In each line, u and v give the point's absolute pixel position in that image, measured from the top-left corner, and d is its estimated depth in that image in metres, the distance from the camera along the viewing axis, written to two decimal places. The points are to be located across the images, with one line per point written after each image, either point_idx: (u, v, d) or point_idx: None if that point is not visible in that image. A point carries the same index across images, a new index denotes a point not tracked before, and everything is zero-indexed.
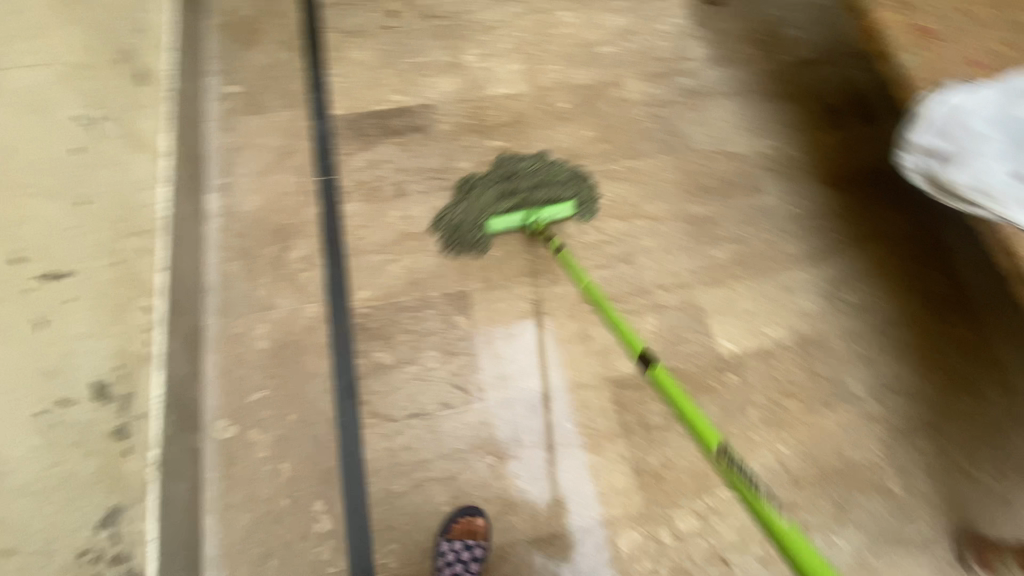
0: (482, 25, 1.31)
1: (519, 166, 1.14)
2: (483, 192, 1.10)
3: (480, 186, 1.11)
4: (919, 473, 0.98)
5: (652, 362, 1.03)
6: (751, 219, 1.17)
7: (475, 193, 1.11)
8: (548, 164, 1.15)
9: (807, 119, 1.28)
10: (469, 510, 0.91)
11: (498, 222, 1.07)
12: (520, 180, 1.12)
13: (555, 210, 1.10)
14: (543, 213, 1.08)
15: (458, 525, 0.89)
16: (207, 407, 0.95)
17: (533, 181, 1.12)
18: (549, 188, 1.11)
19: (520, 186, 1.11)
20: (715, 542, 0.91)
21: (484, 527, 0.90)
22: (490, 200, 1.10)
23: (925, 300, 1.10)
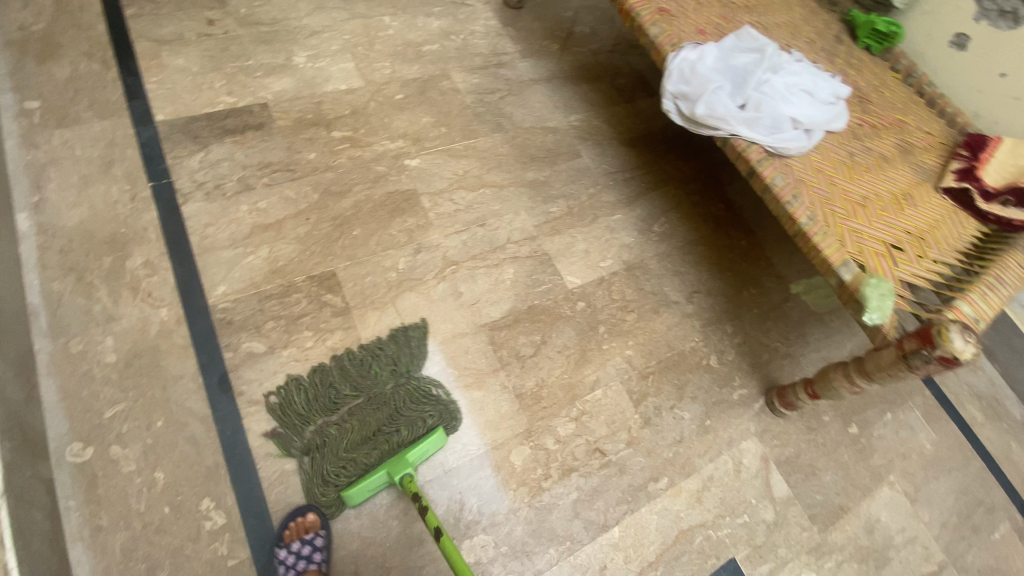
0: (306, 30, 1.37)
1: (370, 397, 1.00)
2: (331, 437, 0.94)
3: (331, 412, 0.97)
4: (731, 350, 1.24)
5: (514, 304, 1.16)
6: (575, 178, 1.38)
7: (371, 408, 0.99)
8: (417, 385, 1.03)
9: (606, 95, 1.56)
10: (297, 511, 0.89)
11: (356, 488, 0.89)
12: (366, 411, 0.98)
13: (428, 443, 0.95)
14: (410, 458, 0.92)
15: (290, 529, 0.87)
16: (51, 435, 0.85)
17: (374, 403, 1.00)
18: (418, 408, 1.00)
19: (366, 412, 0.98)
20: (591, 438, 1.06)
21: (317, 519, 0.88)
22: (345, 433, 0.95)
23: (711, 223, 1.41)
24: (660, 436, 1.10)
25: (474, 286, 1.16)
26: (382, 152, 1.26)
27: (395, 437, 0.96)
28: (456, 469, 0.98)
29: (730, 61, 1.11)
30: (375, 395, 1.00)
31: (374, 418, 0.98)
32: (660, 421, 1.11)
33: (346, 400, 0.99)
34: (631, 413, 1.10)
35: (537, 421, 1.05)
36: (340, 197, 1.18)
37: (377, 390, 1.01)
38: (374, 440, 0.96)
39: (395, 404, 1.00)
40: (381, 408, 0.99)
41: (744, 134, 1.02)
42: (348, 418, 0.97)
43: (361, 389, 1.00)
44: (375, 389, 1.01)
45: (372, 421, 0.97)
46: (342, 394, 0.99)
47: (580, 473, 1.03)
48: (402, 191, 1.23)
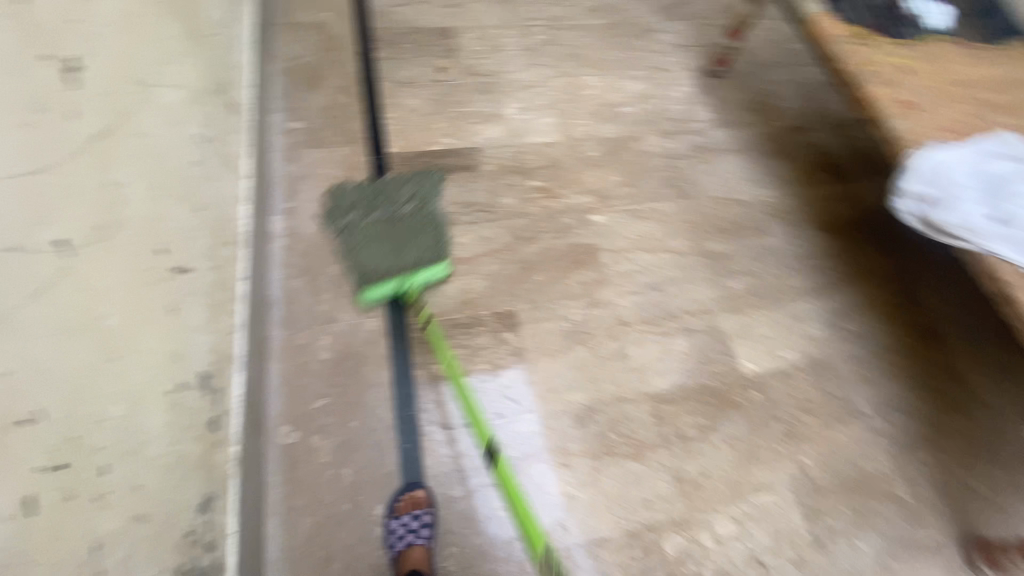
0: (518, 83, 1.49)
1: (403, 211, 1.21)
2: (355, 233, 1.16)
3: (368, 204, 1.20)
4: (925, 484, 1.09)
5: (682, 379, 1.12)
6: (760, 256, 1.31)
7: (409, 217, 1.20)
8: (431, 212, 1.23)
9: (803, 174, 1.48)
10: (410, 486, 0.94)
11: (372, 289, 1.08)
12: (401, 217, 1.19)
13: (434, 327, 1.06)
14: (420, 278, 1.11)
15: (402, 501, 0.92)
16: (271, 414, 0.98)
17: (419, 217, 1.21)
18: (421, 195, 1.24)
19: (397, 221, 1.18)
20: (752, 546, 0.98)
21: (426, 496, 0.93)
22: (387, 232, 1.16)
23: (913, 330, 1.26)
24: (830, 563, 0.99)
25: (644, 352, 1.14)
26: (572, 205, 1.32)
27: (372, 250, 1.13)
28: (607, 539, 0.95)
29: (986, 166, 0.99)
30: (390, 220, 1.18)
31: (386, 234, 1.16)
32: (832, 547, 1.01)
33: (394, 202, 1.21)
34: (799, 528, 1.01)
35: (696, 512, 0.99)
36: (529, 243, 1.25)
37: (395, 208, 1.20)
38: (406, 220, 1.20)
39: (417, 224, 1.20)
40: (395, 246, 1.14)
41: (1002, 252, 0.89)
42: (401, 219, 1.19)
43: (371, 200, 1.21)
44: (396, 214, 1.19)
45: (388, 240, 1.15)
46: (384, 204, 1.21)
47: None
48: (585, 244, 1.26)
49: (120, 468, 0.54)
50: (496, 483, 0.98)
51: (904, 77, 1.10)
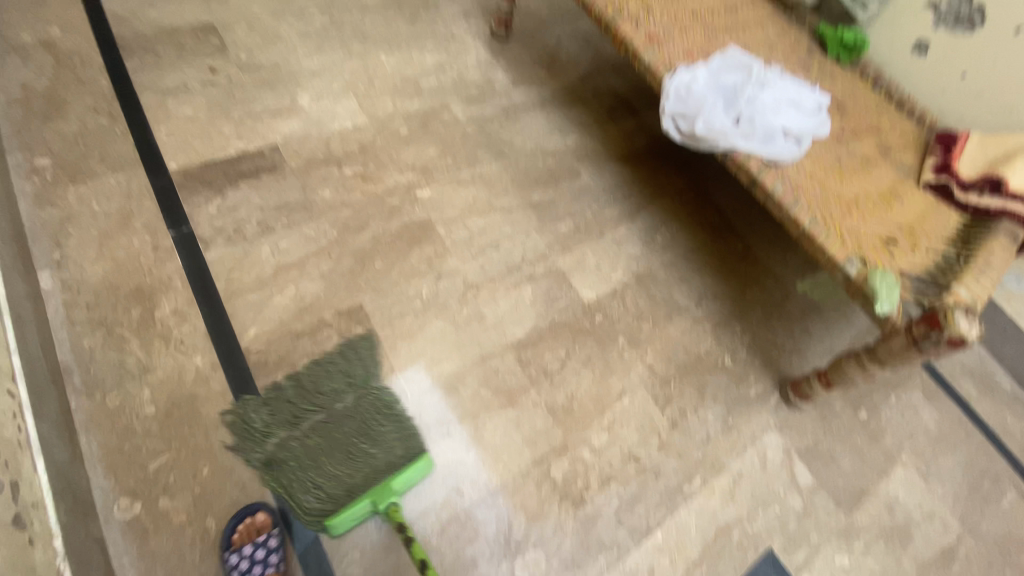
0: (308, 73, 1.42)
1: (336, 408, 0.98)
2: (296, 450, 0.93)
3: (285, 408, 0.96)
4: (743, 349, 1.31)
5: (536, 322, 1.20)
6: (579, 197, 1.44)
7: (335, 410, 0.97)
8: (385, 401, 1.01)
9: (598, 115, 1.63)
10: (242, 513, 0.87)
11: (341, 520, 0.88)
12: (341, 406, 0.98)
13: (415, 473, 0.95)
14: (394, 485, 0.92)
15: (238, 532, 0.86)
16: (98, 494, 0.85)
17: (345, 384, 1.01)
18: (382, 443, 0.95)
19: (366, 416, 0.98)
20: (624, 446, 1.11)
21: (269, 518, 0.88)
22: (328, 442, 0.94)
23: (709, 229, 1.49)
24: (688, 438, 1.15)
25: (495, 308, 1.19)
26: (395, 185, 1.29)
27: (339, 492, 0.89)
28: (501, 487, 1.00)
29: (721, 79, 1.19)
30: (336, 430, 0.95)
31: (338, 434, 0.95)
32: (686, 423, 1.17)
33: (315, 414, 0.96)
34: (657, 418, 1.16)
35: (573, 434, 1.09)
36: (359, 232, 1.20)
37: (319, 383, 1.00)
38: (330, 413, 0.97)
39: (389, 423, 0.98)
40: (339, 477, 0.91)
41: (742, 147, 1.09)
42: (299, 430, 0.94)
43: (331, 390, 1.00)
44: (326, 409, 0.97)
45: (296, 431, 0.94)
46: (309, 396, 0.98)
47: (617, 480, 1.06)
48: (416, 220, 1.25)
49: None
50: None
51: (647, 15, 1.27)
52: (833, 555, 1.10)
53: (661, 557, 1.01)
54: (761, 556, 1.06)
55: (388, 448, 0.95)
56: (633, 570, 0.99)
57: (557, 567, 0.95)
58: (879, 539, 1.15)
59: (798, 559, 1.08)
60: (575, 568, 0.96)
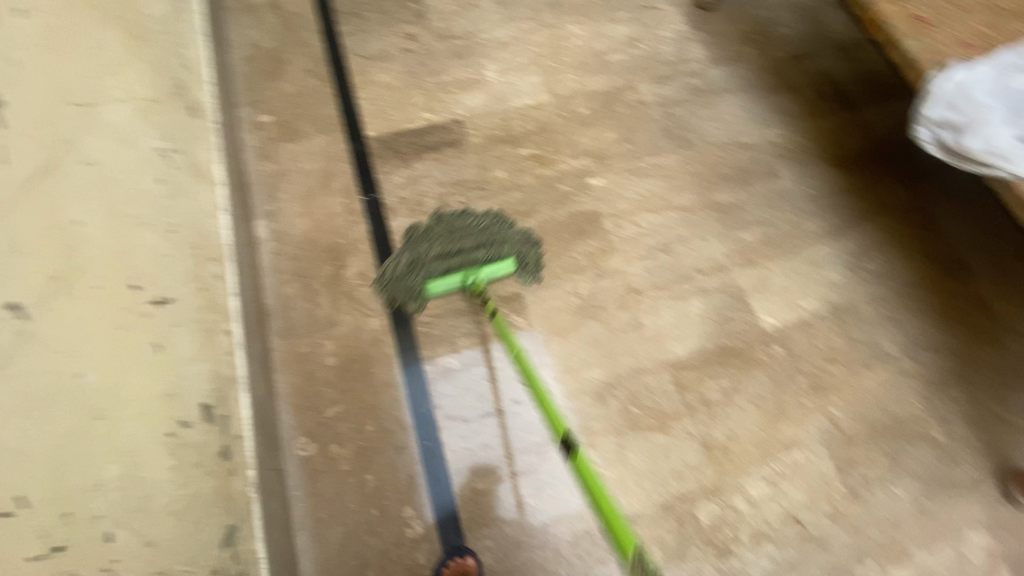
0: (496, 43, 1.39)
1: (461, 238, 1.06)
2: (427, 255, 1.04)
3: (421, 238, 1.07)
4: (960, 421, 1.06)
5: (702, 343, 1.08)
6: (771, 203, 1.25)
7: (441, 233, 1.08)
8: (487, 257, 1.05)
9: (809, 106, 1.38)
10: (458, 551, 0.87)
11: (437, 283, 1.01)
12: (469, 221, 1.09)
13: (498, 268, 1.04)
14: (482, 270, 1.02)
15: (448, 568, 0.86)
16: (284, 429, 0.96)
17: (465, 217, 1.10)
18: (466, 243, 1.05)
19: (456, 225, 1.08)
20: (785, 503, 0.97)
21: (475, 564, 0.87)
22: (427, 240, 1.06)
23: (936, 262, 1.20)
24: (867, 511, 0.97)
25: (658, 318, 1.10)
26: (568, 170, 1.24)
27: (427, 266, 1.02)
28: (639, 515, 0.94)
29: (1014, 81, 0.90)
30: (444, 230, 1.08)
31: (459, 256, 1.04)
32: (867, 494, 0.99)
33: (461, 224, 1.08)
34: (831, 479, 0.99)
35: (726, 477, 0.98)
36: (527, 217, 1.18)
37: (439, 216, 1.10)
38: (466, 233, 1.07)
39: (497, 232, 1.08)
40: (429, 265, 1.03)
41: None
42: (413, 247, 1.05)
43: (450, 220, 1.09)
44: (441, 218, 1.10)
45: (425, 243, 1.05)
46: (439, 216, 1.11)
47: (772, 539, 0.94)
48: (586, 211, 1.19)
49: (128, 528, 0.51)
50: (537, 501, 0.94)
51: None
52: None
53: None
54: None
55: (481, 250, 1.05)
56: None
57: None
58: None
59: None
60: None
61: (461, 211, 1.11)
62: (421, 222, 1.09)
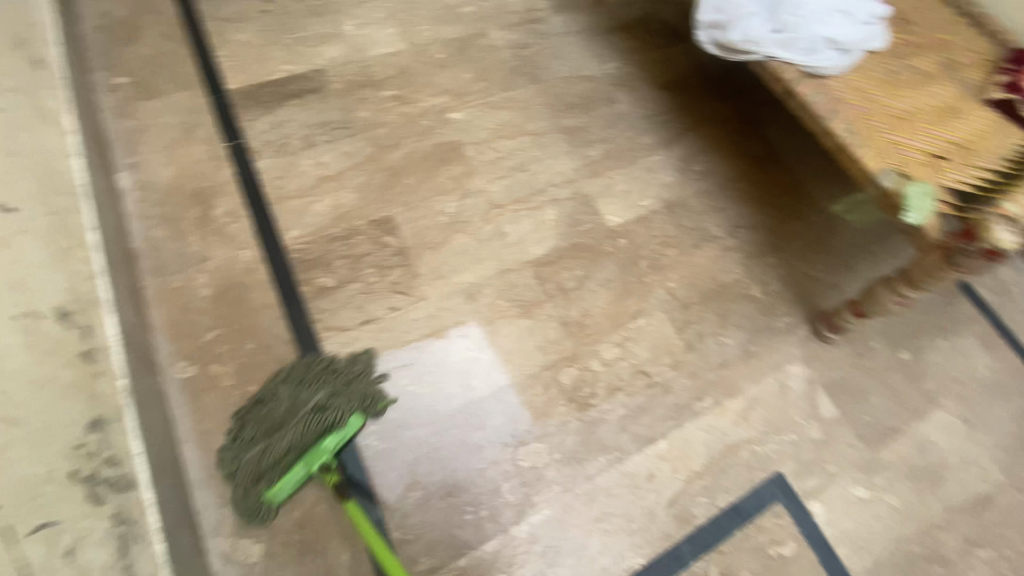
0: (353, 1, 1.47)
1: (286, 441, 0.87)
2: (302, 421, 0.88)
3: (408, 360, 1.05)
4: (774, 281, 1.26)
5: (557, 242, 1.23)
6: (613, 123, 1.41)
7: (290, 409, 0.91)
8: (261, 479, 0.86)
9: (642, 43, 1.57)
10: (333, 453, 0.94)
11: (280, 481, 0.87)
12: (281, 405, 0.92)
13: (349, 428, 0.91)
14: (322, 449, 0.88)
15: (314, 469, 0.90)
16: (162, 354, 0.98)
17: (295, 402, 0.92)
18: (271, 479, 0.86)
19: (301, 401, 0.91)
20: (637, 362, 1.12)
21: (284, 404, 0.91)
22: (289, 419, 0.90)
23: (751, 161, 1.42)
24: (703, 359, 1.15)
25: (518, 226, 1.23)
26: (429, 108, 1.34)
27: (333, 380, 0.94)
28: (510, 387, 1.06)
29: None
30: (303, 417, 0.90)
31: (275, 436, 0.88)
32: (703, 346, 1.16)
33: (300, 428, 0.88)
34: (674, 338, 1.16)
35: (585, 346, 1.12)
36: (392, 149, 1.27)
37: (275, 397, 0.93)
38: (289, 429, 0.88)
39: (345, 392, 0.93)
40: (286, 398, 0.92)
41: (778, 56, 1.04)
42: (279, 435, 0.88)
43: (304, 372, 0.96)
44: (309, 412, 0.90)
45: (287, 422, 0.89)
46: (263, 409, 0.93)
47: (625, 392, 1.09)
48: (447, 141, 1.31)
49: None
50: (413, 384, 1.03)
51: None
52: (849, 486, 1.07)
53: (662, 465, 1.04)
54: (768, 477, 1.06)
55: (353, 403, 0.91)
56: (632, 472, 1.02)
57: (558, 461, 1.01)
58: (906, 478, 1.09)
59: (808, 485, 1.06)
60: (575, 463, 1.01)
61: (326, 375, 0.94)
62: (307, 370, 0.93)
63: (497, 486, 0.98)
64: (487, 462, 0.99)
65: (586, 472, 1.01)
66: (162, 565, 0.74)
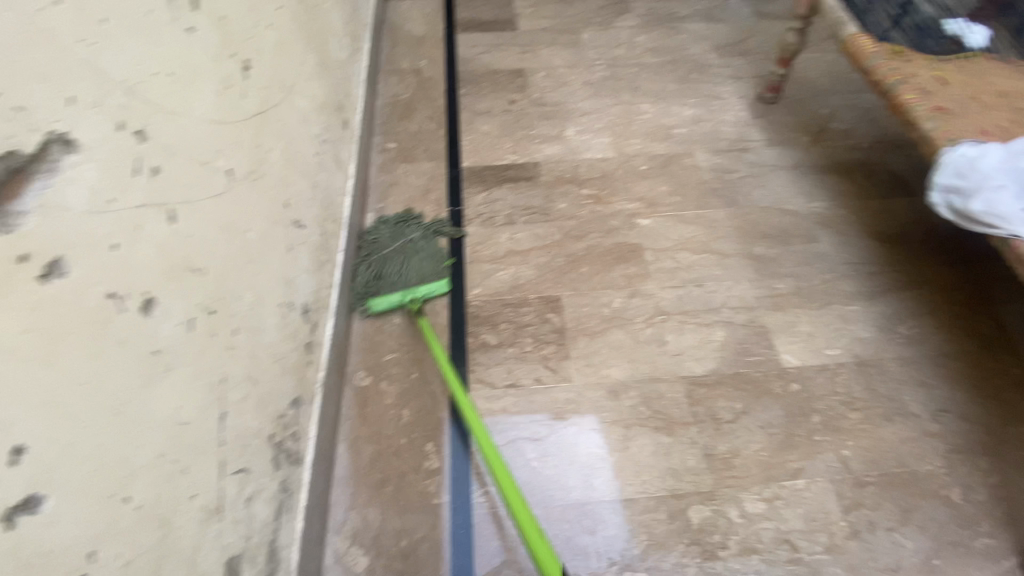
0: (579, 111, 1.70)
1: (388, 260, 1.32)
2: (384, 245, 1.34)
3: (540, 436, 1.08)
4: (982, 490, 1.04)
5: (719, 366, 1.17)
6: (808, 261, 1.34)
7: (393, 237, 1.37)
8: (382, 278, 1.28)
9: (859, 188, 1.49)
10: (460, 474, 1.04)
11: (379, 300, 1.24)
12: (388, 241, 1.35)
13: (434, 287, 1.27)
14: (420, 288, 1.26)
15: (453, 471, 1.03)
16: (350, 362, 1.18)
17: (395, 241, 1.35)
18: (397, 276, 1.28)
19: (420, 247, 1.33)
20: (783, 527, 0.98)
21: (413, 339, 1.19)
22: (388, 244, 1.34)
23: (974, 340, 1.21)
24: (869, 555, 0.96)
25: (680, 338, 1.22)
26: (621, 210, 1.45)
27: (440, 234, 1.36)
28: (632, 499, 1.01)
29: None
30: (405, 244, 1.35)
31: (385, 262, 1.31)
32: (871, 539, 0.98)
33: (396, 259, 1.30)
34: (836, 516, 0.99)
35: (724, 487, 1.02)
36: (579, 239, 1.39)
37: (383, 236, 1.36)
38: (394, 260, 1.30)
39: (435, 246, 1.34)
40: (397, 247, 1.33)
41: None
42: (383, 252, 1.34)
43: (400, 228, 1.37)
44: (413, 249, 1.32)
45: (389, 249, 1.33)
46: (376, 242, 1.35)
47: (762, 556, 0.95)
48: (630, 243, 1.38)
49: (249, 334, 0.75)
50: (538, 459, 1.06)
51: (941, 88, 1.16)
52: None
53: None
54: None
55: (432, 265, 1.30)
56: None
57: None
58: None
59: None
60: None
61: (425, 226, 1.38)
62: (405, 216, 1.36)
63: None
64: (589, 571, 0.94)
65: None
66: (298, 539, 0.86)
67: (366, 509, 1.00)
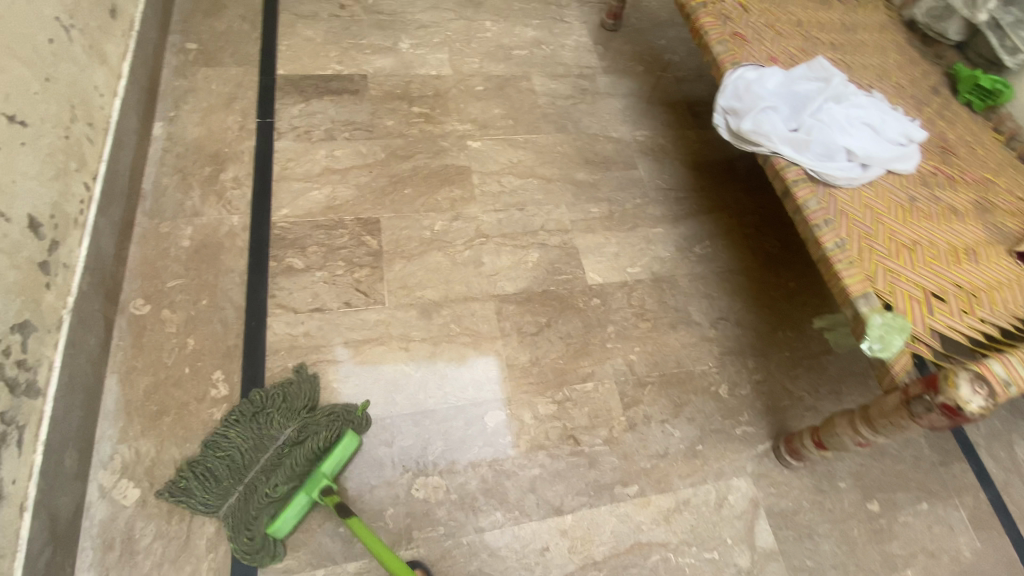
0: (417, 24, 1.58)
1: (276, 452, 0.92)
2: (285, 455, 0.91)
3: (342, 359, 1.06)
4: (746, 385, 1.18)
5: (530, 284, 1.21)
6: (625, 187, 1.40)
7: (247, 449, 0.91)
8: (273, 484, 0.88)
9: (681, 119, 1.57)
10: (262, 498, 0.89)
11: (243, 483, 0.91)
12: (243, 446, 0.91)
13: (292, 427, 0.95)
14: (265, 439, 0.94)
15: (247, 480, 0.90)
16: (125, 289, 1.05)
17: (260, 439, 0.93)
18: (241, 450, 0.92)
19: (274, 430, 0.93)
20: (569, 425, 1.06)
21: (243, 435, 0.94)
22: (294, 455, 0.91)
23: (758, 258, 1.35)
24: (641, 444, 1.07)
25: (496, 259, 1.23)
26: (451, 131, 1.40)
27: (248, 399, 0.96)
28: (431, 412, 1.03)
29: (793, 86, 1.09)
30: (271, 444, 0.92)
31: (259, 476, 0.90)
32: (646, 430, 1.09)
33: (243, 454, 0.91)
34: (617, 413, 1.10)
35: (521, 394, 1.08)
36: (404, 160, 1.33)
37: (225, 441, 0.92)
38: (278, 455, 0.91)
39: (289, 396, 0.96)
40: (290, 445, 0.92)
41: (785, 154, 1.00)
42: (251, 474, 0.90)
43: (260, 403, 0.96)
44: (280, 453, 0.92)
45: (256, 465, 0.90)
46: (210, 456, 0.91)
47: (547, 452, 1.03)
48: (457, 165, 1.35)
49: None
50: (339, 381, 1.04)
51: (739, 15, 1.21)
52: None
53: (561, 541, 0.97)
54: None
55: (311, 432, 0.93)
56: (526, 539, 0.96)
57: (451, 501, 0.97)
58: None
59: None
60: (469, 507, 0.97)
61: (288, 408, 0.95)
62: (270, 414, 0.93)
63: (383, 507, 0.95)
64: (382, 481, 0.97)
65: (479, 522, 0.96)
66: (34, 472, 0.78)
67: (139, 441, 0.93)
